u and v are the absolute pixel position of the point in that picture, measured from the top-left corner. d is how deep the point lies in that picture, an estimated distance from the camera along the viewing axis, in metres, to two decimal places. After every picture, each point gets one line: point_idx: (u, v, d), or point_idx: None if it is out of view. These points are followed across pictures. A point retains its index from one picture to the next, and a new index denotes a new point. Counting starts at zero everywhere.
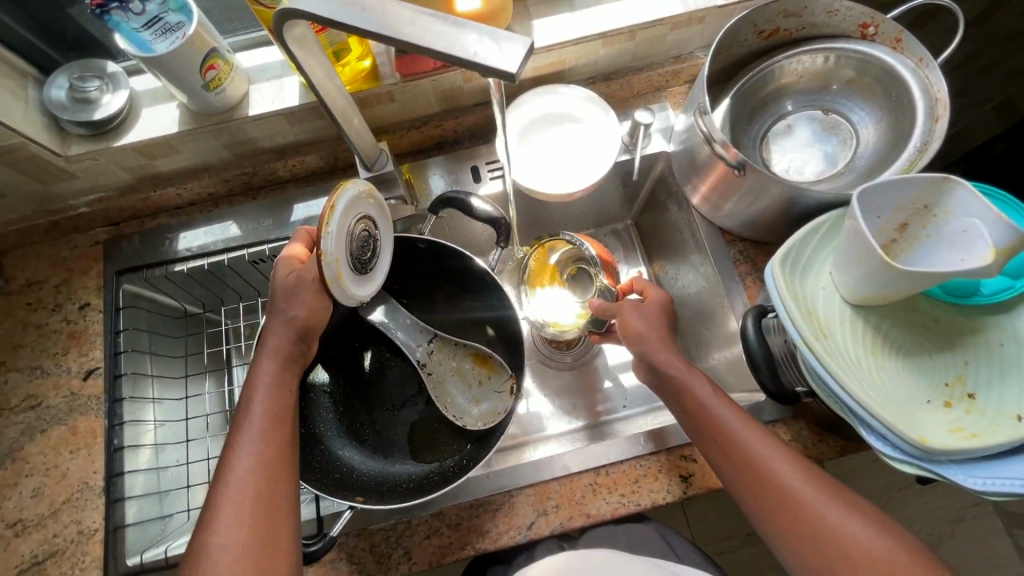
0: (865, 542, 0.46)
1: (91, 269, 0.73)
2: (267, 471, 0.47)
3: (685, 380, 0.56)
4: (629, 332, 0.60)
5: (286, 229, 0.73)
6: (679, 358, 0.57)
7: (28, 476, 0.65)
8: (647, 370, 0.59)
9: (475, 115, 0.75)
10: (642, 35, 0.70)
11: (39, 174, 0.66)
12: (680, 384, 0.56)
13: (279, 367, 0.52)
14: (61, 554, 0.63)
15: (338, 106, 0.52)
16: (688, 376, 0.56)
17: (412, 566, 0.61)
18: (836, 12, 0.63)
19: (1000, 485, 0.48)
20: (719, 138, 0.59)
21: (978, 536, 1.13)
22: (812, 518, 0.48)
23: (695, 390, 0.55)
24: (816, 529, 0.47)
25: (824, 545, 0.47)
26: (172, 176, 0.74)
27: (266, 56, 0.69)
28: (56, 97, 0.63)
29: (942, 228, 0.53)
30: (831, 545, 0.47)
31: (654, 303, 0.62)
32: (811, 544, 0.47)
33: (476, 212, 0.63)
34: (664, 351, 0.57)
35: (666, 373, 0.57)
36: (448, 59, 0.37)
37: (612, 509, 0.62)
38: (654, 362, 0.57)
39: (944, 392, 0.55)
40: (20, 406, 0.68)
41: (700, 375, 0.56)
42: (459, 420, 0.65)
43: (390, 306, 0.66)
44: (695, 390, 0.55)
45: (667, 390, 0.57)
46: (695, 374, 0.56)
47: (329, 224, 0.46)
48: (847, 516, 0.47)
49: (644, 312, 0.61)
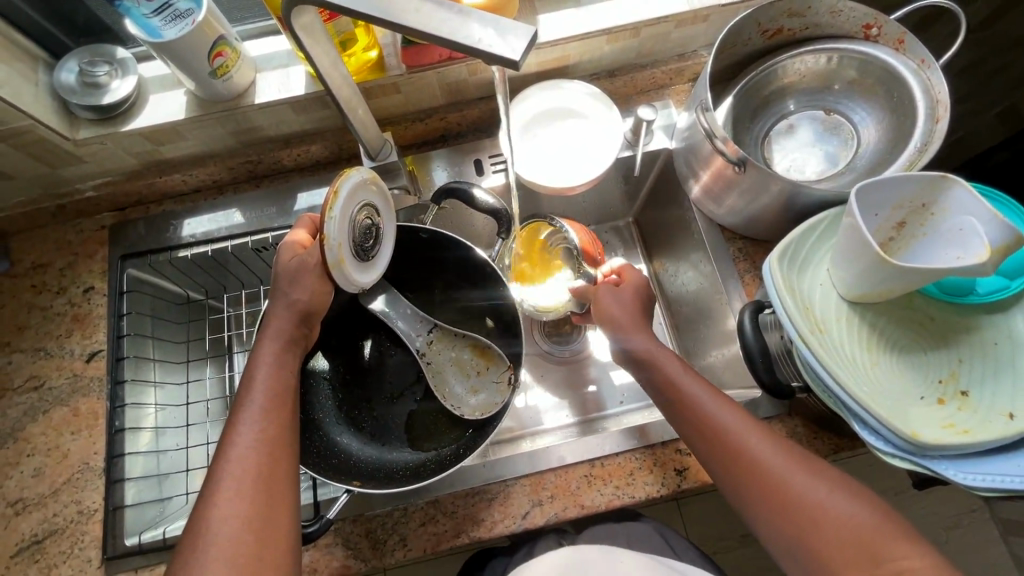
0: (849, 517, 0.46)
1: (96, 253, 0.74)
2: (269, 448, 0.47)
3: (668, 370, 0.56)
4: (607, 312, 0.61)
5: (290, 217, 0.74)
6: (658, 344, 0.58)
7: (30, 456, 0.66)
8: (625, 357, 0.60)
9: (479, 109, 0.76)
10: (646, 32, 0.70)
11: (48, 157, 0.66)
12: (663, 374, 0.56)
13: (281, 349, 0.52)
14: (61, 533, 0.63)
15: (344, 95, 0.53)
16: (669, 364, 0.57)
17: (407, 553, 0.62)
18: (840, 12, 0.64)
19: (989, 480, 0.49)
20: (720, 134, 0.60)
21: (973, 542, 1.13)
22: (800, 499, 0.47)
23: (678, 380, 0.55)
24: (804, 507, 0.47)
25: (811, 525, 0.46)
26: (179, 162, 0.74)
27: (274, 44, 0.70)
28: (65, 80, 0.64)
29: (938, 225, 0.53)
30: (819, 523, 0.46)
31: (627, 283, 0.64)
32: (799, 527, 0.47)
33: (478, 203, 0.64)
34: (637, 332, 0.59)
35: (642, 358, 0.58)
36: (453, 46, 0.37)
37: (606, 500, 0.63)
38: (630, 346, 0.59)
39: (938, 388, 0.55)
40: (23, 386, 0.68)
41: (674, 356, 0.57)
42: (457, 409, 0.65)
43: (391, 295, 0.67)
44: (679, 380, 0.55)
45: (649, 378, 0.58)
46: (678, 364, 0.56)
47: (333, 209, 0.47)
48: (828, 491, 0.47)
49: (619, 296, 0.62)
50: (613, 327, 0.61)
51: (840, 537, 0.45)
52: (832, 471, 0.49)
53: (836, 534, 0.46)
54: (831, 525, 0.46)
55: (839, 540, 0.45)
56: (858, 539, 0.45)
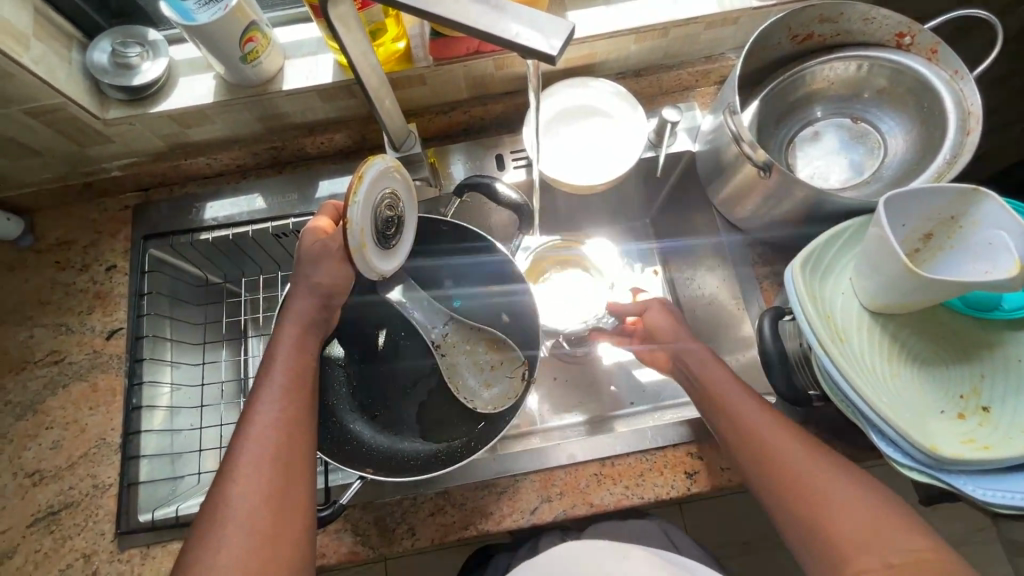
0: (863, 530, 0.46)
1: (119, 232, 0.75)
2: (287, 427, 0.48)
3: (713, 370, 0.59)
4: (651, 329, 0.67)
5: (312, 205, 0.75)
6: (708, 351, 0.61)
7: (49, 429, 0.67)
8: (675, 361, 0.64)
9: (504, 103, 0.76)
10: (675, 33, 0.70)
11: (77, 135, 0.67)
12: (708, 373, 0.59)
13: (303, 329, 0.53)
14: (76, 506, 0.64)
15: (372, 84, 0.53)
16: (713, 366, 0.59)
17: (415, 542, 0.62)
18: (873, 19, 0.63)
19: (1008, 498, 0.49)
20: (748, 138, 0.59)
21: (979, 561, 1.12)
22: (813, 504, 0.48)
23: (718, 383, 0.58)
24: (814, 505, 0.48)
25: (831, 526, 0.47)
26: (204, 146, 0.75)
27: (302, 32, 0.71)
28: (98, 59, 0.65)
29: (967, 238, 0.53)
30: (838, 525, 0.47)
31: (654, 303, 0.68)
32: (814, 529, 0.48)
33: (500, 198, 0.64)
34: (689, 341, 0.63)
35: (694, 364, 0.61)
36: (489, 40, 0.37)
37: (616, 500, 0.63)
38: (679, 353, 0.63)
39: (959, 403, 0.55)
40: (45, 359, 0.69)
41: (721, 362, 0.60)
42: (470, 402, 0.65)
43: (408, 285, 0.65)
44: (715, 380, 0.58)
45: (694, 382, 0.60)
46: (722, 368, 0.59)
47: (356, 193, 0.47)
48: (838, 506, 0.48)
49: (670, 313, 0.67)
50: (660, 342, 0.66)
51: (885, 554, 0.45)
52: (860, 486, 0.49)
53: (878, 549, 0.45)
54: (851, 527, 0.47)
55: (885, 558, 0.45)
56: (865, 541, 0.46)
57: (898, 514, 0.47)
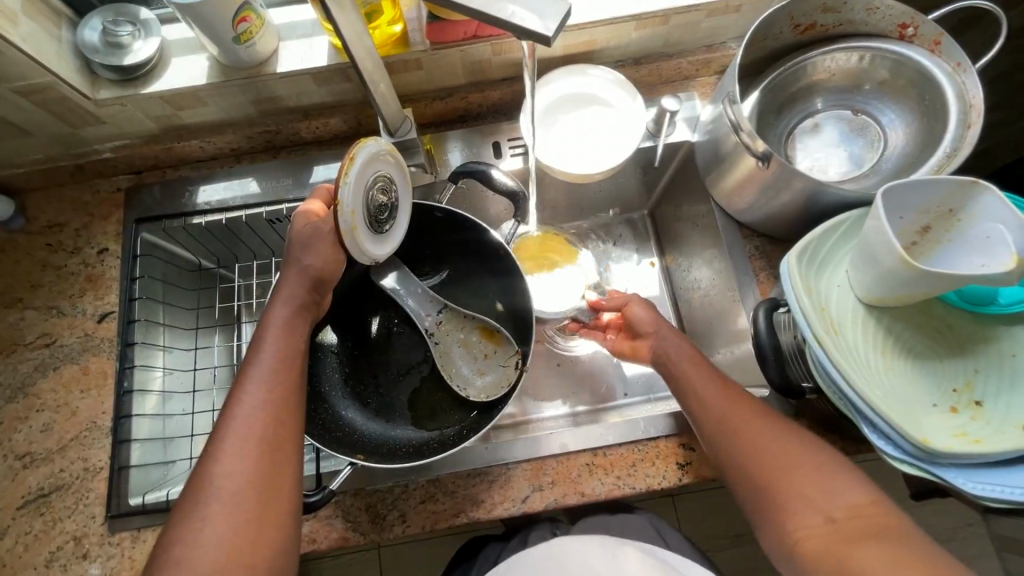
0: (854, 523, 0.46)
1: (112, 215, 0.74)
2: (275, 409, 0.48)
3: (688, 365, 0.58)
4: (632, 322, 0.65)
5: (305, 190, 0.74)
6: (691, 346, 0.60)
7: (39, 411, 0.66)
8: (654, 355, 0.62)
9: (502, 90, 0.75)
10: (675, 20, 0.69)
11: (68, 116, 0.66)
12: (685, 367, 0.58)
13: (292, 314, 0.52)
14: (67, 488, 0.64)
15: (367, 66, 0.52)
16: (697, 362, 0.58)
17: (406, 529, 0.62)
18: (877, 9, 0.62)
19: (997, 491, 0.48)
20: (747, 128, 0.58)
21: (966, 556, 1.13)
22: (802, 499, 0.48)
23: (699, 375, 0.57)
24: (806, 496, 0.48)
25: (817, 515, 0.48)
26: (197, 129, 0.74)
27: (298, 14, 0.70)
28: (88, 38, 0.64)
29: (966, 231, 0.53)
30: (828, 520, 0.47)
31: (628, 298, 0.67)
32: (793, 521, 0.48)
33: (497, 184, 0.63)
34: (671, 334, 0.61)
35: (675, 362, 0.59)
36: (484, 20, 0.36)
37: (607, 489, 0.63)
38: (663, 349, 0.61)
39: (951, 397, 0.55)
40: (34, 342, 0.69)
41: (700, 357, 0.59)
42: (463, 390, 0.65)
43: (403, 272, 0.66)
44: (696, 375, 0.57)
45: (672, 375, 0.59)
46: (704, 364, 0.57)
47: (348, 175, 0.46)
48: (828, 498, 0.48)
49: (651, 307, 0.65)
50: (642, 335, 0.64)
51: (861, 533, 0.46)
52: (855, 481, 0.48)
53: (854, 532, 0.46)
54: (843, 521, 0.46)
55: (840, 519, 0.47)
56: (858, 535, 0.45)
57: (889, 505, 0.48)
